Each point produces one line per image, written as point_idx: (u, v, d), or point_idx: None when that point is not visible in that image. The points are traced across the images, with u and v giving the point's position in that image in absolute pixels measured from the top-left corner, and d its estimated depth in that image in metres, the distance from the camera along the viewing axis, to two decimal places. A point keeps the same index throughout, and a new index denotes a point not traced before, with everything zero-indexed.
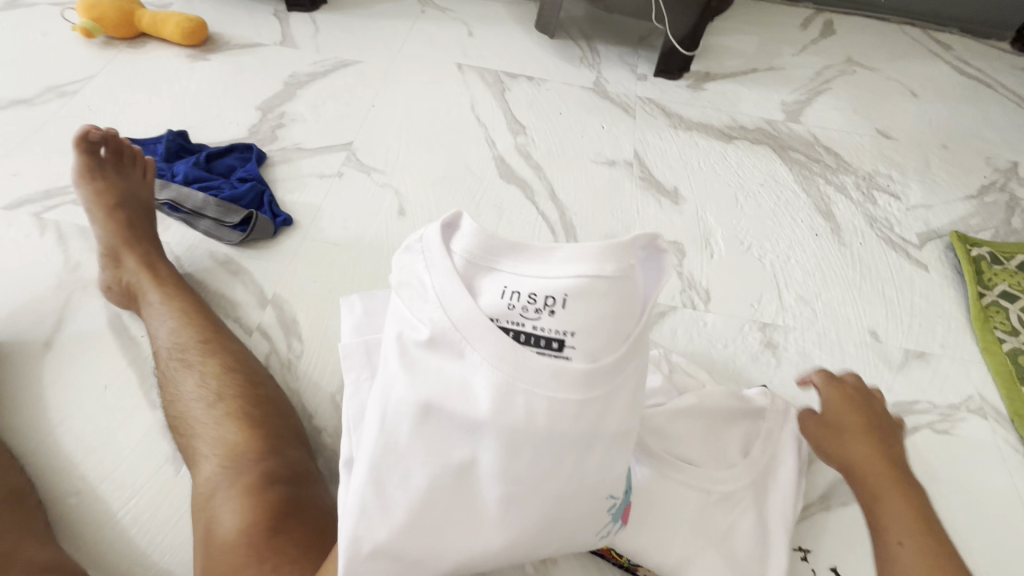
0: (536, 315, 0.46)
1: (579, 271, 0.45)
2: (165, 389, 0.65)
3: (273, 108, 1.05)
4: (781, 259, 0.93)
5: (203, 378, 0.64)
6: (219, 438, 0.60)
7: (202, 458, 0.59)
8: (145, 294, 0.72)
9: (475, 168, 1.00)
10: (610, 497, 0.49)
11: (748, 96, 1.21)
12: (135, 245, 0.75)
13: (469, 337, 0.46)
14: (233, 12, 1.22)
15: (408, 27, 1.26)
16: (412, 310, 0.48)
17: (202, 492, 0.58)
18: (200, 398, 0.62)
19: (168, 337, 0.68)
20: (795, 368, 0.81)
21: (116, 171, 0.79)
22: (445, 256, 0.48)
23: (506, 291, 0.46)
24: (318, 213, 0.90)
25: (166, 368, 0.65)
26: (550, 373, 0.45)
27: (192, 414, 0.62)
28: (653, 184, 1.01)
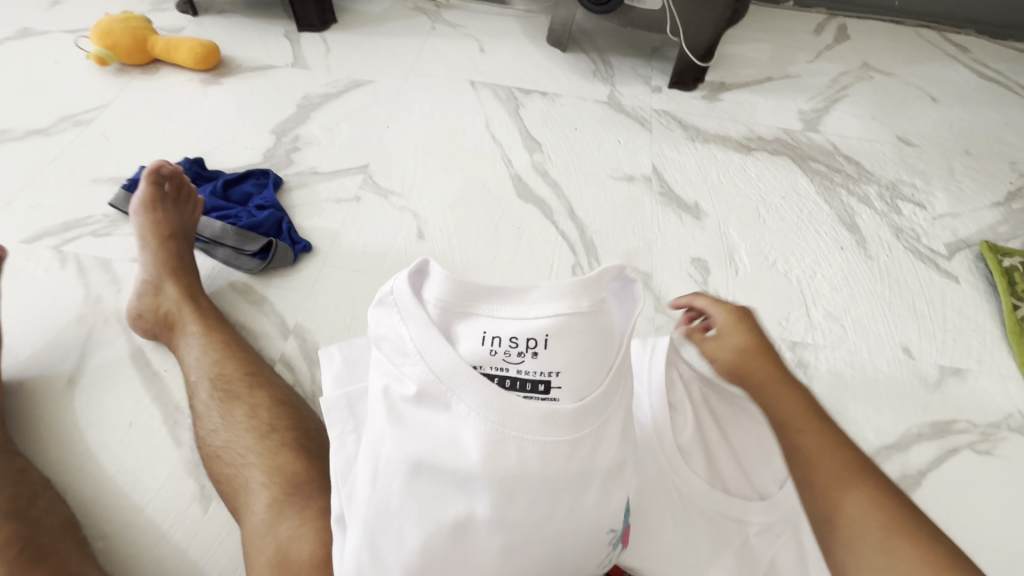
0: (519, 358, 0.45)
1: (554, 310, 0.46)
2: (201, 422, 0.59)
3: (288, 131, 1.05)
4: (807, 274, 0.92)
5: (254, 409, 0.58)
6: (277, 467, 0.54)
7: (258, 490, 0.53)
8: (184, 323, 0.68)
9: (492, 187, 0.99)
10: (610, 531, 0.47)
11: (764, 106, 1.20)
12: (182, 277, 0.72)
13: (458, 386, 0.44)
14: (245, 34, 1.22)
15: (419, 44, 1.25)
16: (393, 364, 0.46)
17: (258, 528, 0.51)
18: (249, 428, 0.57)
19: (207, 367, 0.62)
20: (828, 388, 0.79)
21: (174, 206, 0.78)
22: (419, 305, 0.46)
23: (488, 338, 0.46)
24: (337, 238, 0.89)
25: (206, 399, 0.60)
26: (540, 417, 0.43)
27: (238, 447, 0.56)
28: (673, 199, 1.00)
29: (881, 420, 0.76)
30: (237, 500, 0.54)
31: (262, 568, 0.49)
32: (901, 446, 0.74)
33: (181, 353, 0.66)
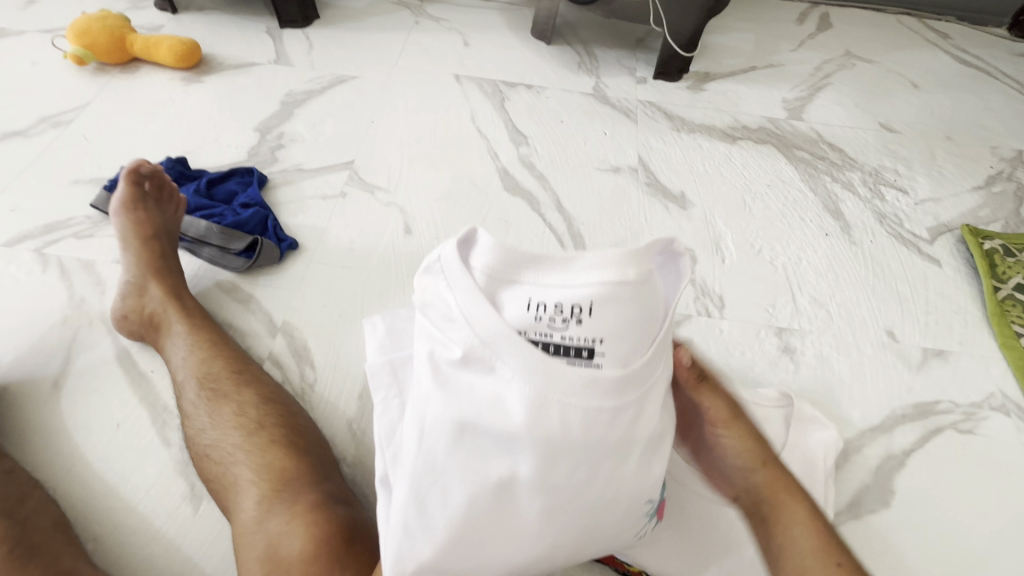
0: (564, 324, 0.44)
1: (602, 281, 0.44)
2: (188, 421, 0.58)
3: (272, 129, 1.04)
4: (792, 261, 0.92)
5: (241, 406, 0.58)
6: (267, 464, 0.54)
7: (246, 488, 0.53)
8: (169, 323, 0.67)
9: (479, 181, 0.99)
10: (649, 501, 0.47)
11: (749, 95, 1.20)
12: (166, 277, 0.71)
13: (508, 354, 0.43)
14: (226, 32, 1.21)
15: (403, 39, 1.25)
16: (439, 328, 0.46)
17: (249, 525, 0.51)
18: (237, 426, 0.56)
19: (193, 366, 0.62)
20: (814, 372, 0.80)
21: (156, 204, 0.77)
22: (466, 272, 0.46)
23: (537, 306, 0.44)
24: (324, 235, 0.89)
25: (193, 398, 0.59)
26: (583, 382, 0.43)
27: (226, 445, 0.55)
28: (660, 189, 1.00)
29: (866, 403, 0.77)
30: (227, 498, 0.54)
31: (253, 565, 0.49)
32: (886, 427, 0.75)
33: (168, 353, 0.65)
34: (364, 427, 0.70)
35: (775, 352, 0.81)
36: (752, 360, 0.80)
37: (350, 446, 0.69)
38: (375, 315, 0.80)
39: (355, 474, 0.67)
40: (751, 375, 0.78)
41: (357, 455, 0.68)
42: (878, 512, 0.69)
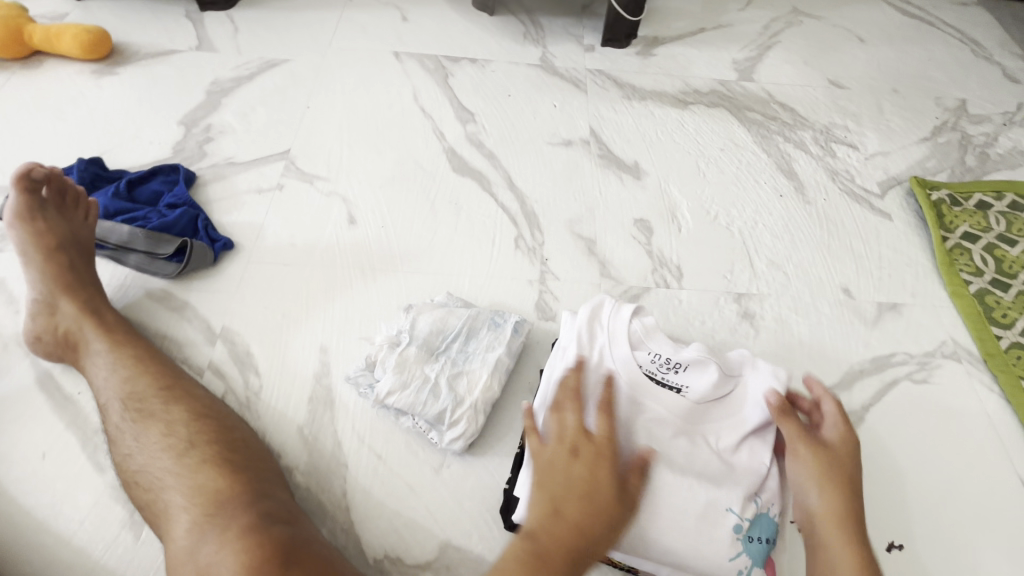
0: (667, 372, 0.63)
1: (705, 352, 0.64)
2: (116, 445, 0.56)
3: (198, 121, 0.96)
4: (749, 225, 0.91)
5: (169, 426, 0.56)
6: (198, 486, 0.52)
7: (177, 512, 0.51)
8: (87, 342, 0.64)
9: (425, 163, 0.94)
10: (730, 510, 0.55)
11: (699, 58, 1.18)
12: (78, 291, 0.67)
13: (623, 366, 0.63)
14: (140, 18, 1.11)
15: (336, 17, 1.17)
16: (588, 339, 0.65)
17: (181, 553, 0.49)
18: (166, 448, 0.55)
19: (117, 386, 0.59)
20: (775, 336, 0.79)
21: (58, 213, 0.71)
22: (625, 330, 0.65)
23: (654, 351, 0.64)
24: (261, 231, 0.84)
25: (118, 421, 0.57)
26: (670, 404, 0.60)
27: (156, 469, 0.54)
28: (613, 160, 0.98)
29: (825, 362, 0.78)
30: (159, 525, 0.52)
31: None
32: (845, 385, 0.76)
33: (89, 373, 0.62)
34: (317, 433, 0.67)
35: (734, 318, 0.81)
36: (712, 328, 0.79)
37: (303, 453, 0.65)
38: (321, 312, 0.76)
39: (311, 482, 0.64)
40: (711, 343, 0.78)
41: (312, 462, 0.65)
42: None
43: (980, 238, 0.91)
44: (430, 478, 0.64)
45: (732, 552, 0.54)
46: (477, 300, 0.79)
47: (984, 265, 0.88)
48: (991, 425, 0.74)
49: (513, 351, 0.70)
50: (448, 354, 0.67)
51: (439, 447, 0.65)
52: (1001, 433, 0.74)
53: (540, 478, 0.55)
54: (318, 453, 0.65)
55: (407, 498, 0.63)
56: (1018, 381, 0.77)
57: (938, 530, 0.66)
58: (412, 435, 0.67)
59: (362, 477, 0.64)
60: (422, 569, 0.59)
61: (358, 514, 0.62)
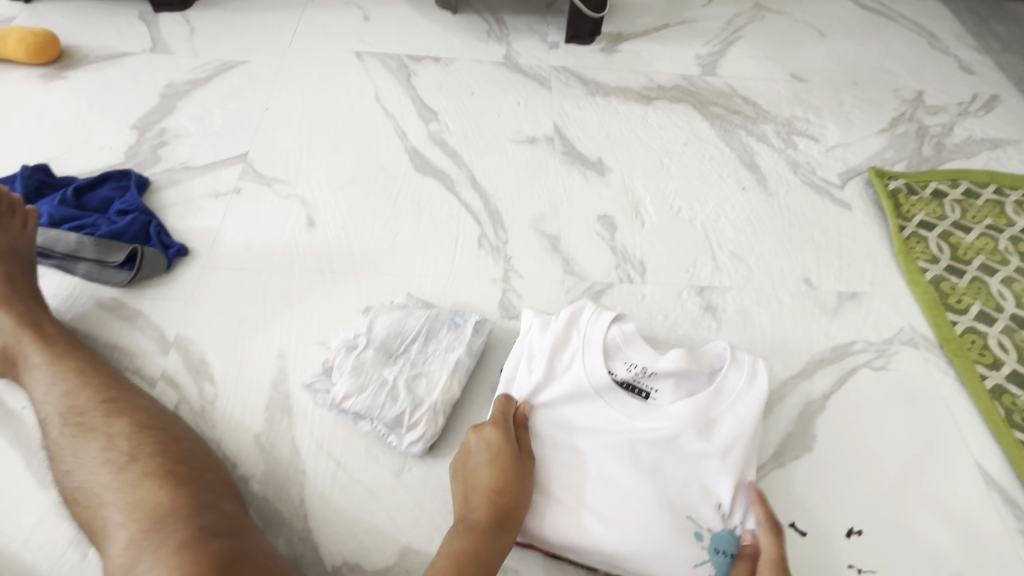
0: (643, 380, 0.65)
1: (683, 359, 0.64)
2: (56, 461, 0.55)
3: (151, 125, 0.94)
4: (711, 219, 0.92)
5: (110, 440, 0.55)
6: (137, 502, 0.51)
7: (117, 529, 0.50)
8: (26, 355, 0.62)
9: (387, 164, 0.93)
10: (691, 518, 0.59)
11: (662, 54, 1.18)
12: (17, 303, 0.65)
13: (599, 377, 0.64)
14: (91, 20, 1.08)
15: (297, 17, 1.15)
16: (564, 350, 0.66)
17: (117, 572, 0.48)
18: (107, 463, 0.53)
19: (57, 400, 0.58)
20: (736, 328, 0.80)
21: None
22: (602, 340, 0.66)
23: (630, 358, 0.66)
24: (217, 236, 0.82)
25: (57, 436, 0.56)
26: (642, 410, 0.63)
27: (97, 484, 0.53)
28: (576, 157, 0.98)
29: (787, 352, 0.78)
30: (98, 543, 0.51)
31: None
32: (806, 374, 0.77)
33: (28, 388, 0.60)
34: (274, 440, 0.65)
35: (697, 311, 0.81)
36: (675, 322, 0.80)
37: (260, 461, 0.64)
38: (279, 317, 0.75)
39: (267, 490, 0.62)
40: (674, 337, 0.78)
41: (269, 471, 0.63)
42: (801, 458, 0.70)
43: (935, 226, 0.93)
44: (391, 482, 0.63)
45: (697, 559, 0.58)
46: (440, 300, 0.78)
47: (939, 253, 0.90)
48: (947, 410, 0.76)
49: (472, 351, 0.69)
50: (407, 356, 0.67)
51: (399, 450, 0.64)
52: (957, 417, 0.75)
53: (483, 464, 0.60)
54: (275, 462, 0.64)
55: (365, 503, 0.62)
56: (973, 365, 0.79)
57: (897, 514, 0.67)
58: (372, 439, 0.66)
59: (321, 484, 0.63)
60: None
61: (316, 522, 0.61)
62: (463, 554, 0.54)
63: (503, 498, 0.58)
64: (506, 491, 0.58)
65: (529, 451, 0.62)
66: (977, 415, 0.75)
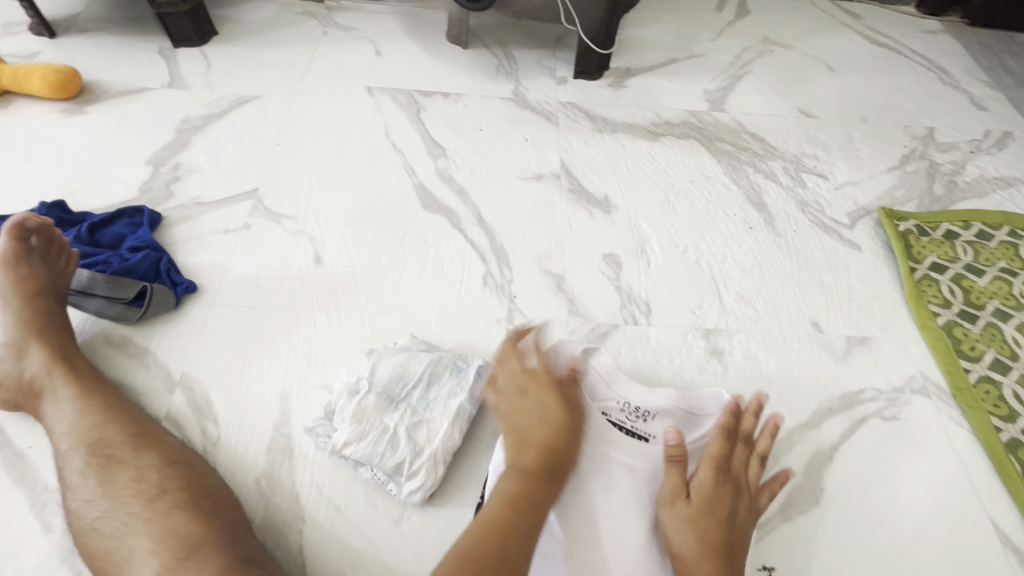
0: (638, 421, 0.67)
1: (672, 399, 0.68)
2: (75, 494, 0.56)
3: (166, 160, 0.96)
4: (718, 258, 0.92)
5: (140, 472, 0.57)
6: (168, 532, 0.53)
7: (146, 560, 0.51)
8: (53, 387, 0.64)
9: (395, 201, 0.94)
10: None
11: (670, 89, 1.19)
12: (47, 337, 0.67)
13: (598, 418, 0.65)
14: (112, 55, 1.12)
15: (310, 51, 1.18)
16: None
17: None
18: (136, 494, 0.55)
19: (82, 433, 0.59)
20: (742, 373, 0.79)
21: (44, 262, 0.72)
22: (594, 382, 0.68)
23: (623, 400, 0.68)
24: (225, 273, 0.83)
25: (82, 468, 0.57)
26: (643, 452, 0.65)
27: (124, 516, 0.54)
28: (583, 194, 0.98)
29: (794, 399, 0.77)
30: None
31: None
32: (814, 423, 0.75)
33: (52, 418, 0.61)
34: (275, 484, 0.65)
35: (702, 355, 0.80)
36: (680, 366, 0.79)
37: (259, 506, 0.64)
38: (284, 356, 0.75)
39: (266, 537, 0.62)
40: (679, 382, 0.77)
41: (269, 516, 0.63)
42: (809, 513, 0.68)
43: (948, 268, 0.91)
44: (389, 531, 0.63)
45: None
46: (443, 341, 0.78)
47: (952, 296, 0.88)
48: (961, 464, 0.74)
49: (474, 397, 0.69)
50: (408, 401, 0.67)
51: (399, 498, 0.64)
52: (971, 472, 0.73)
53: (532, 412, 0.59)
54: (275, 507, 0.64)
55: (364, 553, 0.61)
56: (987, 416, 0.77)
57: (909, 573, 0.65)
58: (372, 485, 0.65)
59: (320, 531, 0.63)
60: None
61: (314, 571, 0.60)
62: (517, 497, 0.54)
63: (556, 449, 0.57)
64: (557, 441, 0.58)
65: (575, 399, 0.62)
66: (992, 469, 0.73)
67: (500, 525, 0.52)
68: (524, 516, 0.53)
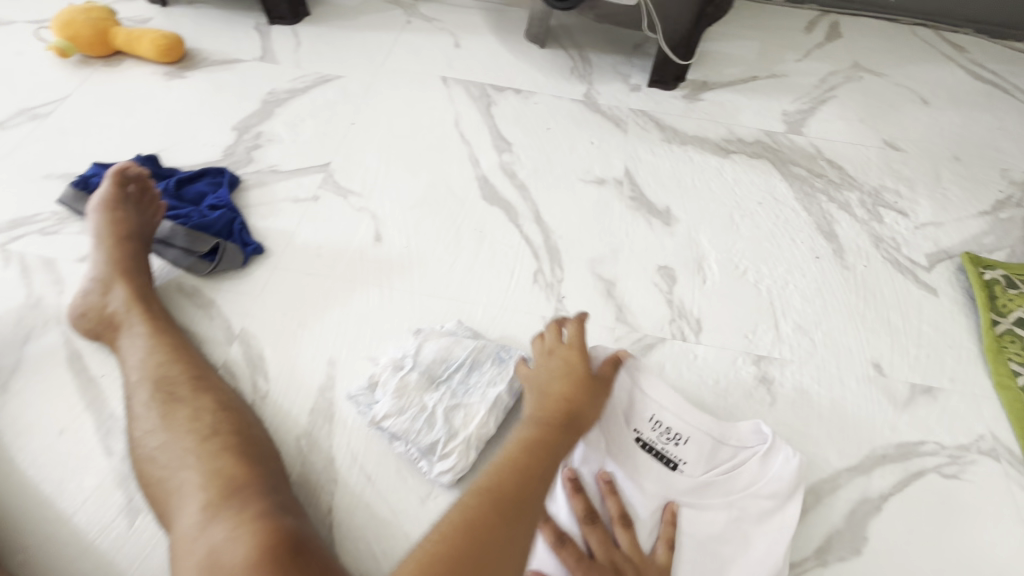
0: (668, 443, 0.63)
1: (708, 425, 0.63)
2: (138, 422, 0.60)
3: (250, 128, 1.02)
4: (778, 284, 0.88)
5: (197, 412, 0.60)
6: (215, 470, 0.55)
7: (192, 493, 0.54)
8: (130, 322, 0.69)
9: (456, 189, 0.96)
10: None
11: (747, 107, 1.16)
12: (130, 278, 0.73)
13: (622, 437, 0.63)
14: (214, 26, 1.19)
15: (393, 38, 1.22)
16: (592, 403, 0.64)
17: (190, 531, 0.52)
18: (191, 431, 0.59)
19: (150, 369, 0.64)
20: (792, 405, 0.76)
21: (136, 209, 0.78)
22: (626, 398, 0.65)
23: (655, 419, 0.64)
24: (290, 240, 0.87)
25: (147, 401, 0.61)
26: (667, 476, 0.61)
27: (177, 450, 0.57)
28: (644, 204, 0.96)
29: (845, 441, 0.73)
30: (169, 504, 0.55)
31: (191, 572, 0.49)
32: (864, 468, 0.71)
33: (127, 351, 0.66)
34: (313, 444, 0.68)
35: (750, 381, 0.77)
36: (726, 389, 0.76)
37: (296, 462, 0.66)
38: (335, 324, 0.78)
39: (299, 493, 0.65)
40: (723, 405, 0.75)
41: (304, 472, 0.66)
42: (848, 561, 0.65)
43: None
44: (415, 507, 0.64)
45: None
46: (487, 330, 0.79)
47: None
48: None
49: (514, 389, 0.69)
50: (449, 384, 0.68)
51: (428, 476, 0.65)
52: None
53: (557, 376, 0.63)
54: (310, 466, 0.66)
55: (389, 523, 0.63)
56: None
57: None
58: (404, 460, 0.67)
59: (349, 497, 0.64)
60: None
61: (340, 533, 0.62)
62: (534, 442, 0.57)
63: (577, 405, 0.60)
64: (575, 409, 0.60)
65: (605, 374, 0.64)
66: None
67: (518, 464, 0.54)
68: (544, 467, 0.55)
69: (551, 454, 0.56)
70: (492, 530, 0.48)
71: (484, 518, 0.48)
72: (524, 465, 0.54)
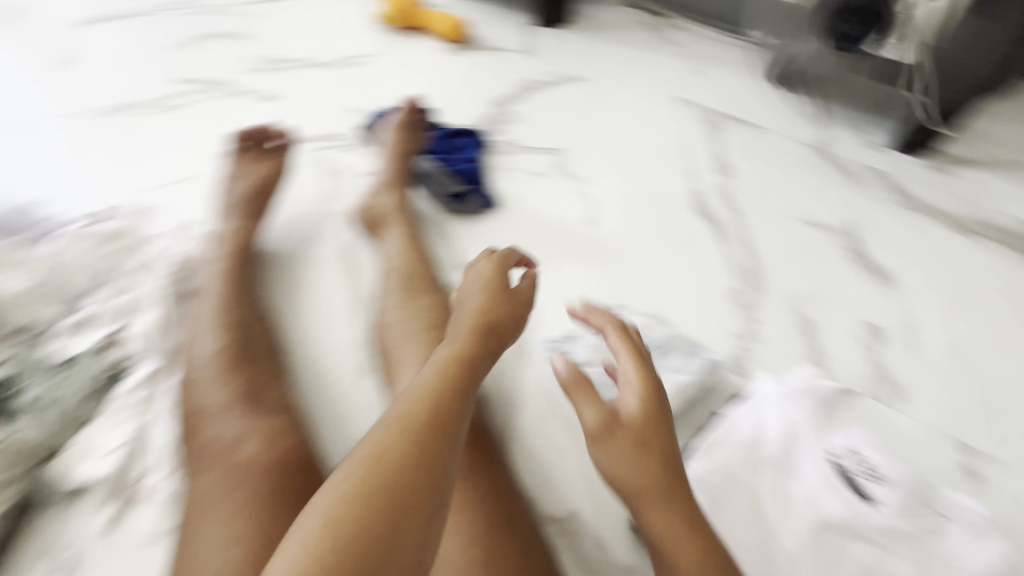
0: (868, 479, 0.59)
1: (916, 484, 0.59)
2: (387, 300, 0.77)
3: (505, 105, 1.18)
4: (1007, 384, 0.79)
5: (427, 306, 0.75)
6: (434, 354, 0.69)
7: (411, 365, 0.69)
8: (390, 221, 0.88)
9: (672, 198, 1.02)
10: None
11: (1009, 193, 1.04)
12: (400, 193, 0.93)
13: (820, 455, 0.61)
14: (493, 16, 1.39)
15: (640, 54, 1.32)
16: (799, 411, 0.64)
17: (407, 389, 0.67)
18: (422, 318, 0.73)
19: (399, 263, 0.81)
20: (996, 510, 0.68)
21: (412, 134, 0.98)
22: (834, 424, 0.64)
23: (858, 453, 0.62)
24: (520, 203, 1.00)
25: (392, 286, 0.78)
26: (859, 509, 0.57)
27: (405, 329, 0.73)
28: (863, 259, 0.93)
29: None
30: (393, 368, 0.71)
31: None
32: None
33: (385, 241, 0.86)
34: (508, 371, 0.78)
35: (950, 468, 0.71)
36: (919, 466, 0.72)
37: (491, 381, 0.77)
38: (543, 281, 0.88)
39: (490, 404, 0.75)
40: None
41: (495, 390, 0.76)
42: None
43: None
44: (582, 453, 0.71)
45: None
46: (676, 326, 0.83)
47: None
48: None
49: (697, 382, 0.73)
50: None
51: None
52: None
53: (476, 291, 0.62)
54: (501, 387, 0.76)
55: (551, 462, 0.71)
56: None
57: None
58: None
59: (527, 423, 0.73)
60: (548, 521, 0.66)
61: (515, 448, 0.71)
62: (449, 359, 0.53)
63: (493, 324, 0.58)
64: (495, 313, 0.60)
65: (522, 291, 0.63)
66: None
67: (427, 383, 0.50)
68: (463, 386, 0.51)
69: (460, 372, 0.51)
70: (403, 460, 0.44)
71: (444, 399, 0.48)
72: (443, 388, 0.50)
